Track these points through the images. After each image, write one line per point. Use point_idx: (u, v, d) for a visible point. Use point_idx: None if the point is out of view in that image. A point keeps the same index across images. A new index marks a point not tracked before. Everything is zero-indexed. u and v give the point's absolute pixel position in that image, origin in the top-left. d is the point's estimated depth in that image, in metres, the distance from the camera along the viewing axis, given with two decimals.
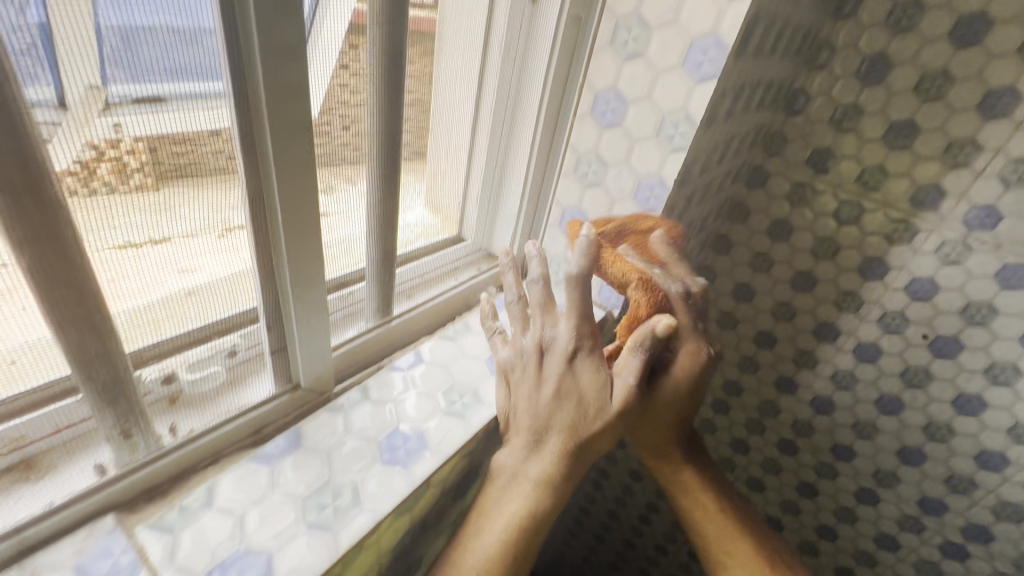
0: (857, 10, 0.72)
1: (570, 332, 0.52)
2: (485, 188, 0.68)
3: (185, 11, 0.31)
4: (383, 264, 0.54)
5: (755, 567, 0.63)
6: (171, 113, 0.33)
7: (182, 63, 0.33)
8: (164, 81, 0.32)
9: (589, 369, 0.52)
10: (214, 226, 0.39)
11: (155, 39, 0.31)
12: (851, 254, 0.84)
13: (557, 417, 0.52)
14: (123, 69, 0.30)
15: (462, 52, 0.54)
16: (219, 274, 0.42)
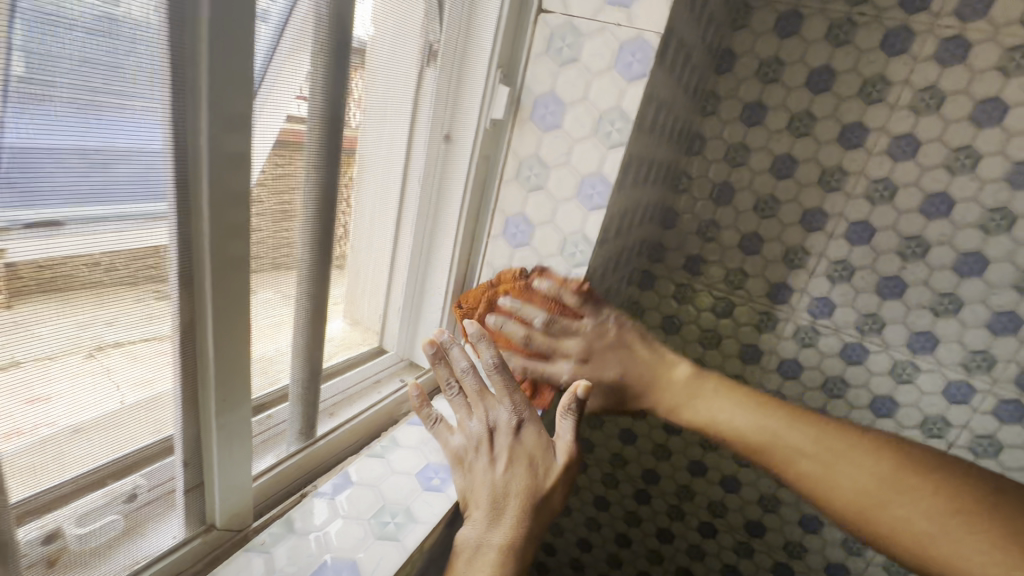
0: (703, 149, 0.91)
1: (508, 407, 0.57)
2: (407, 298, 0.71)
3: (91, 136, 0.31)
4: (309, 380, 0.54)
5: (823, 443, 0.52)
6: (72, 237, 0.32)
7: (92, 188, 0.32)
8: (76, 204, 0.31)
9: (531, 433, 0.56)
10: (97, 341, 0.35)
11: (67, 166, 0.31)
12: (731, 342, 0.97)
13: (513, 482, 0.53)
14: (20, 195, 0.29)
15: (386, 178, 0.60)
16: (132, 399, 0.39)
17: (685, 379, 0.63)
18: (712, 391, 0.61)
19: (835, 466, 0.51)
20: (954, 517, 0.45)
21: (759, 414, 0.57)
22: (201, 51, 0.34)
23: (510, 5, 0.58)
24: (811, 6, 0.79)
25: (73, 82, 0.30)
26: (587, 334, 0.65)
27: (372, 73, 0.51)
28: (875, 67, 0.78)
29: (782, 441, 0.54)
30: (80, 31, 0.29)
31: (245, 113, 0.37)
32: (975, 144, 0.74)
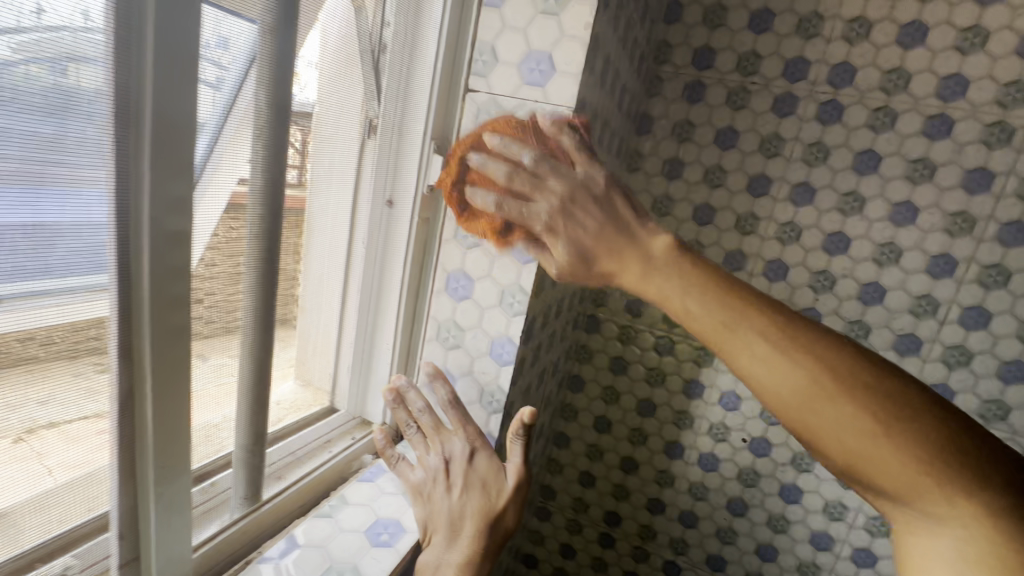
0: (632, 201, 1.00)
1: (462, 440, 0.62)
2: (356, 357, 0.73)
3: (34, 208, 0.33)
4: (253, 446, 0.54)
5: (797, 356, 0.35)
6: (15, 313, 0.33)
7: (37, 265, 0.34)
8: (16, 279, 0.33)
9: (484, 459, 0.61)
10: (22, 425, 0.35)
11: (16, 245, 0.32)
12: (675, 379, 1.02)
13: (468, 509, 0.59)
14: None
15: (330, 238, 0.62)
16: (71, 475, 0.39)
17: (664, 249, 0.42)
18: (667, 262, 0.41)
19: (782, 358, 0.35)
20: (895, 424, 0.32)
21: (729, 301, 0.37)
22: (145, 144, 0.37)
23: (440, 77, 0.64)
24: (711, 77, 0.91)
25: (23, 158, 0.32)
26: (562, 186, 0.51)
27: (318, 135, 0.56)
28: (770, 127, 0.89)
29: (742, 338, 0.36)
30: (29, 113, 0.32)
31: (183, 202, 0.40)
32: (860, 190, 0.85)
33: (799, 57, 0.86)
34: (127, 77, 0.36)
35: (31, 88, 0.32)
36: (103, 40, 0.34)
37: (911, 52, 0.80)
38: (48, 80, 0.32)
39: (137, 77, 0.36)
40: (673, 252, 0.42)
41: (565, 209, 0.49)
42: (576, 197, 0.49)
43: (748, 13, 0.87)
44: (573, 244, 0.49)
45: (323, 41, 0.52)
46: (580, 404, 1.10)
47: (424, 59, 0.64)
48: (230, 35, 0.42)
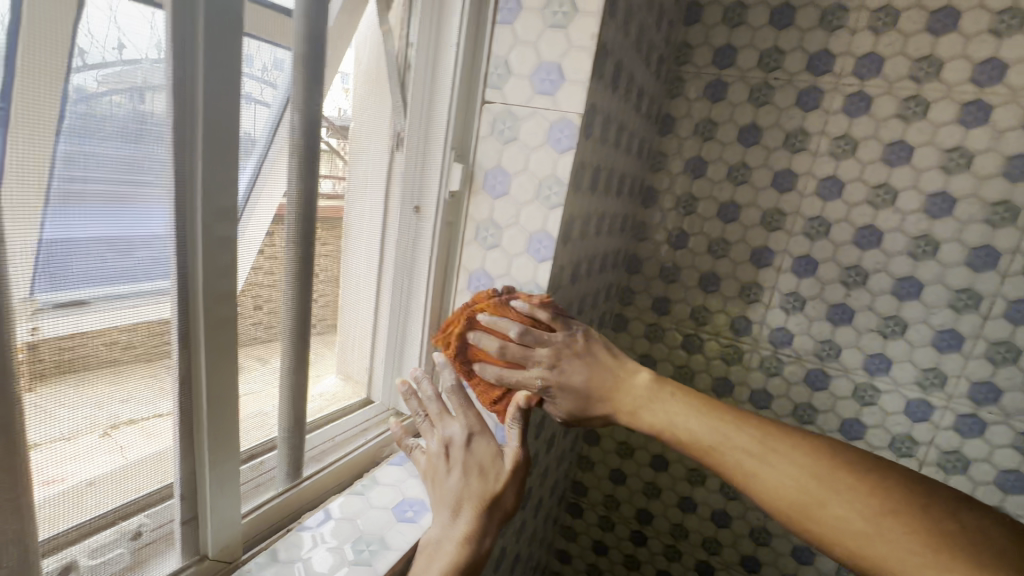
0: (656, 201, 1.01)
1: (461, 424, 0.62)
2: (388, 353, 0.79)
3: (119, 223, 0.40)
4: (293, 428, 0.59)
5: (801, 480, 0.44)
6: (98, 314, 0.40)
7: (117, 272, 0.40)
8: (103, 282, 0.39)
9: (482, 441, 0.62)
10: (103, 423, 0.42)
11: (98, 257, 0.39)
12: (704, 377, 1.02)
13: (468, 490, 0.59)
14: (55, 280, 0.37)
15: (365, 242, 0.68)
16: (150, 450, 0.46)
17: (645, 386, 0.55)
18: (657, 392, 0.54)
19: (778, 465, 0.45)
20: (887, 521, 0.40)
21: (711, 420, 0.50)
22: (197, 159, 0.43)
23: (458, 90, 0.69)
24: (732, 75, 0.91)
25: (109, 177, 0.39)
26: (556, 343, 0.59)
27: (352, 151, 0.62)
28: (795, 122, 0.88)
29: (729, 450, 0.47)
30: (101, 140, 0.38)
31: (230, 208, 0.45)
32: (892, 182, 0.83)
33: (823, 50, 0.85)
34: (185, 101, 0.42)
35: (116, 118, 0.38)
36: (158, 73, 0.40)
37: (942, 38, 0.78)
38: (129, 108, 0.39)
39: (190, 99, 0.42)
40: (659, 385, 0.54)
41: (558, 360, 0.58)
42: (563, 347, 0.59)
43: (768, 9, 0.87)
44: (568, 392, 0.58)
45: (351, 74, 0.59)
46: None
47: (444, 74, 0.69)
48: (273, 57, 0.48)
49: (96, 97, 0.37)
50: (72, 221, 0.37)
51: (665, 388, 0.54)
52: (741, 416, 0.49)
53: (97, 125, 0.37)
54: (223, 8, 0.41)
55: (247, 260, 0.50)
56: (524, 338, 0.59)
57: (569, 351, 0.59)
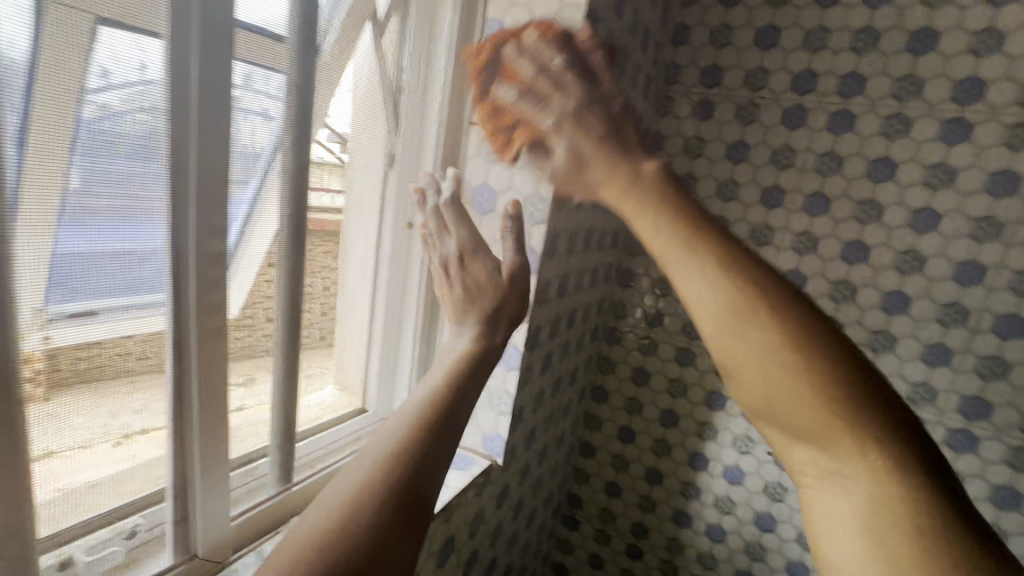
0: None
1: (458, 238, 0.63)
2: (383, 364, 0.82)
3: (128, 234, 0.43)
4: (284, 435, 0.62)
5: (740, 319, 0.34)
6: (106, 324, 0.43)
7: (127, 284, 0.43)
8: (112, 292, 0.42)
9: (478, 267, 0.62)
10: (115, 433, 0.46)
11: (110, 270, 0.42)
12: (697, 390, 1.03)
13: (484, 284, 0.61)
14: (70, 292, 0.40)
15: (360, 258, 0.72)
16: (152, 453, 0.49)
17: (652, 182, 0.38)
18: (650, 190, 0.38)
19: (721, 294, 0.35)
20: (813, 380, 0.33)
21: (682, 230, 0.36)
22: (191, 175, 0.45)
23: (448, 103, 0.73)
24: (720, 94, 0.94)
25: (120, 191, 0.42)
26: (580, 95, 0.46)
27: (351, 172, 0.65)
28: (781, 139, 0.90)
29: (680, 266, 0.36)
30: (106, 158, 0.40)
31: (220, 227, 0.48)
32: (877, 198, 0.84)
33: (807, 70, 0.87)
34: (181, 121, 0.44)
35: (132, 135, 0.42)
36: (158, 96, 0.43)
37: (923, 58, 0.79)
38: (146, 126, 0.42)
39: (184, 119, 0.44)
40: (660, 184, 0.38)
41: (576, 113, 0.45)
42: (600, 107, 0.46)
43: (754, 31, 0.90)
44: (574, 146, 0.43)
45: (353, 96, 0.63)
46: (605, 414, 1.12)
47: (435, 91, 0.73)
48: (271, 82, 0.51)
49: (100, 118, 0.40)
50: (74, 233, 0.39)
51: (665, 189, 0.38)
52: (716, 241, 0.36)
53: (99, 144, 0.40)
54: (215, 36, 0.44)
55: (247, 280, 0.53)
56: (559, 78, 0.49)
57: (597, 99, 0.46)
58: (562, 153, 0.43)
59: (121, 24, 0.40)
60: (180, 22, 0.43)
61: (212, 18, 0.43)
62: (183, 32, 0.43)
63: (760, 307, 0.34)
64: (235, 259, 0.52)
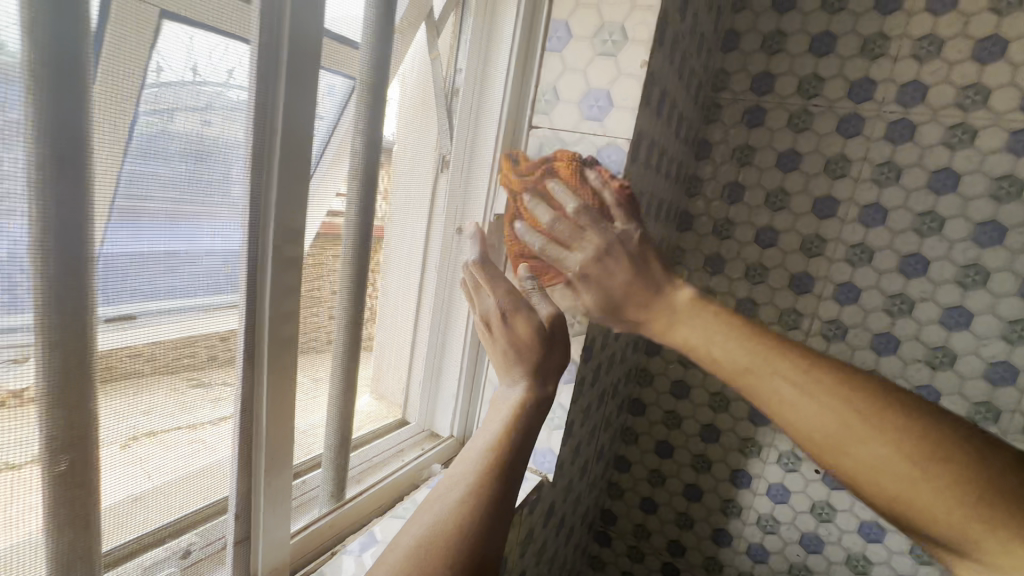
0: (692, 225, 1.00)
1: (496, 297, 0.55)
2: (426, 375, 0.79)
3: (181, 241, 0.38)
4: (339, 448, 0.59)
5: (834, 419, 0.35)
6: (141, 329, 0.37)
7: (166, 287, 0.38)
8: (163, 300, 0.38)
9: (523, 320, 0.54)
10: (122, 436, 0.37)
11: (151, 266, 0.36)
12: (740, 404, 0.99)
13: (528, 349, 0.53)
14: (109, 296, 0.34)
15: (405, 265, 0.69)
16: (198, 465, 0.43)
17: (687, 301, 0.42)
18: (691, 310, 0.41)
19: (817, 399, 0.36)
20: (929, 464, 0.33)
21: (754, 345, 0.38)
22: (271, 184, 0.43)
23: (507, 108, 0.71)
24: (771, 101, 0.92)
25: (166, 197, 0.36)
26: (601, 237, 0.47)
27: (397, 169, 0.62)
28: (835, 149, 0.88)
29: (767, 378, 0.37)
30: (167, 157, 0.36)
31: (297, 229, 0.45)
32: (938, 210, 0.82)
33: (865, 78, 0.85)
34: (258, 127, 0.41)
35: (168, 137, 0.36)
36: (233, 99, 0.39)
37: (989, 66, 0.77)
38: (174, 130, 0.36)
39: (265, 125, 0.42)
40: (698, 302, 0.41)
41: (599, 258, 0.46)
42: (615, 242, 0.46)
43: (808, 37, 0.88)
44: (603, 294, 0.45)
45: (402, 90, 0.60)
46: (642, 428, 1.09)
47: (493, 95, 0.70)
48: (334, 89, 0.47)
49: (165, 115, 0.35)
50: (129, 237, 0.35)
51: (710, 305, 0.41)
52: (780, 342, 0.38)
53: (161, 143, 0.36)
54: (305, 42, 0.42)
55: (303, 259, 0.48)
56: (577, 219, 0.50)
57: (617, 241, 0.46)
58: (592, 300, 0.47)
59: (196, 18, 0.36)
60: (271, 28, 0.40)
61: (303, 25, 0.41)
62: (272, 36, 0.41)
63: (849, 400, 0.35)
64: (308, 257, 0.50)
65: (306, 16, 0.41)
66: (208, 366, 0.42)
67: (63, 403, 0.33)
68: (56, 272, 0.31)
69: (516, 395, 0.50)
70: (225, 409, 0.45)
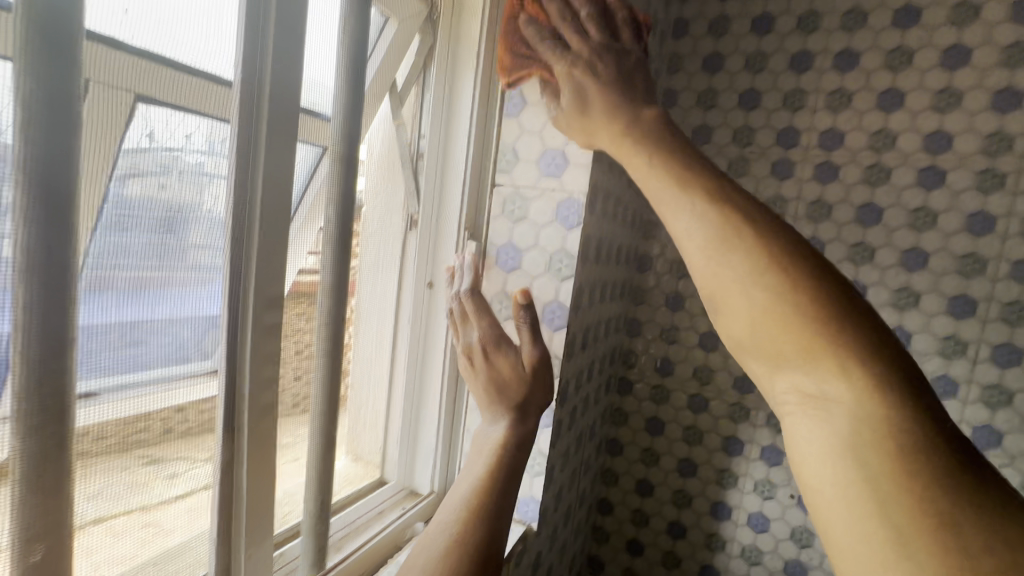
0: (651, 266, 1.06)
1: (481, 328, 0.57)
2: (403, 431, 0.79)
3: (164, 307, 0.39)
4: (319, 513, 0.57)
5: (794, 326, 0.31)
6: (108, 405, 0.37)
7: (127, 360, 0.37)
8: (144, 370, 0.38)
9: (504, 358, 0.56)
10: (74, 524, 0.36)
11: (109, 338, 0.36)
12: (712, 436, 1.02)
13: (510, 391, 0.55)
14: (90, 369, 0.35)
15: (376, 325, 0.71)
16: (159, 549, 0.42)
17: (705, 196, 0.36)
18: (709, 191, 0.36)
19: (765, 291, 0.32)
20: (882, 399, 0.29)
21: (725, 235, 0.34)
22: (252, 246, 0.44)
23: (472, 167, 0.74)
24: (711, 150, 1.00)
25: (144, 263, 0.38)
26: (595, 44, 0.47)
27: (366, 228, 0.65)
28: (772, 190, 0.96)
29: (728, 276, 0.34)
30: (140, 227, 0.37)
31: (275, 298, 0.46)
32: (867, 240, 0.90)
33: (790, 127, 0.94)
34: (235, 195, 0.43)
35: (151, 206, 0.38)
36: (203, 172, 0.41)
37: (893, 115, 0.88)
38: (155, 201, 0.38)
39: (246, 193, 0.43)
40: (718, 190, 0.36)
41: (591, 61, 0.46)
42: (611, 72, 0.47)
43: (737, 93, 0.98)
44: (577, 88, 0.46)
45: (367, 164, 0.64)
46: (621, 467, 1.10)
47: (456, 157, 0.74)
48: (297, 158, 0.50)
49: (135, 185, 0.37)
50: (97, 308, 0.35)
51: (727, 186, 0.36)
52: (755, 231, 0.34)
53: (125, 211, 0.36)
54: (281, 122, 0.44)
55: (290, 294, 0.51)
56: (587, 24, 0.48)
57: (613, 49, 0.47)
58: (569, 94, 0.46)
59: (168, 100, 0.38)
60: (249, 108, 0.43)
61: (282, 110, 0.44)
62: (252, 120, 0.43)
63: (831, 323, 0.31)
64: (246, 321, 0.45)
65: (284, 97, 0.44)
66: (141, 442, 0.39)
67: (39, 486, 0.32)
68: (35, 353, 0.31)
69: (498, 433, 0.53)
70: (178, 488, 0.42)
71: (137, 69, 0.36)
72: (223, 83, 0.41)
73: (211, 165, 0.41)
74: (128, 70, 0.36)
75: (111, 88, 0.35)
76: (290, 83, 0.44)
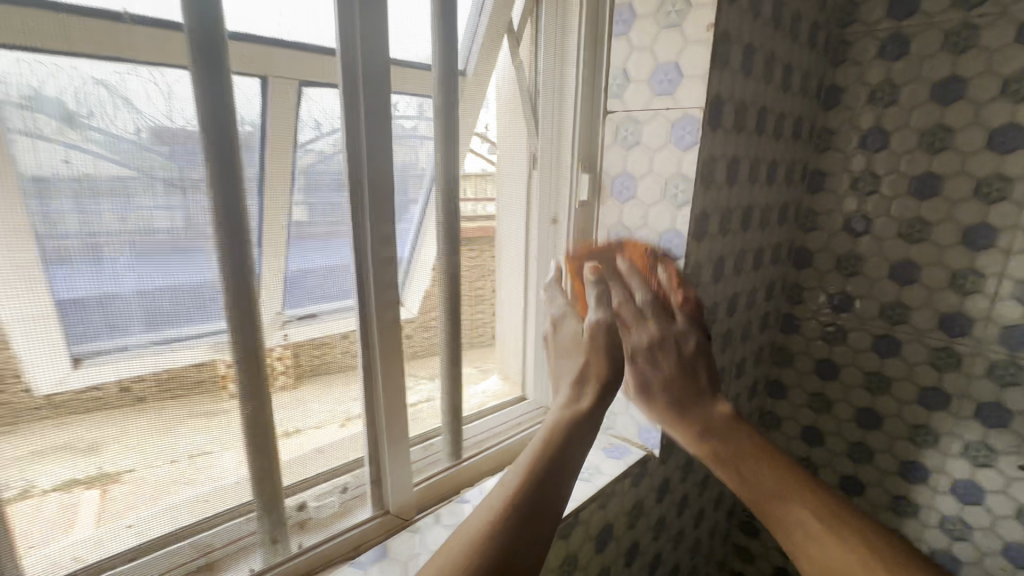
0: (827, 186, 0.90)
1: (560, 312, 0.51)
2: (535, 356, 0.87)
3: (335, 247, 0.53)
4: (452, 417, 0.70)
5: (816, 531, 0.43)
6: (331, 323, 0.54)
7: (336, 292, 0.54)
8: (339, 298, 0.54)
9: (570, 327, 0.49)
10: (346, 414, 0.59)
11: (323, 274, 0.53)
12: (904, 385, 0.86)
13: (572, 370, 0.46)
14: (297, 298, 0.51)
15: (513, 263, 0.76)
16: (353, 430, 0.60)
17: (725, 418, 0.51)
18: (727, 425, 0.50)
19: (787, 505, 0.45)
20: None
21: (763, 463, 0.48)
22: (363, 192, 0.54)
23: (582, 92, 0.72)
24: (917, 25, 0.77)
25: (330, 217, 0.52)
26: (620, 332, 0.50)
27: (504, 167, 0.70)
28: (1015, 64, 0.70)
29: (774, 503, 0.46)
30: (331, 188, 0.51)
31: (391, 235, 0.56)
32: None
33: None
34: (348, 151, 0.52)
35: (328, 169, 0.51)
36: (321, 141, 0.50)
37: None
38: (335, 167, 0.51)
39: (354, 146, 0.52)
40: (733, 419, 0.51)
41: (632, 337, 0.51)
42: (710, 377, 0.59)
43: None
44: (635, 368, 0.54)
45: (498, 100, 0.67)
46: (784, 412, 1.03)
47: (569, 85, 0.72)
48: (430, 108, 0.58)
49: (314, 156, 0.49)
50: (268, 251, 0.48)
51: (739, 427, 0.50)
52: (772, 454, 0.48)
53: (284, 174, 0.48)
54: (374, 75, 0.51)
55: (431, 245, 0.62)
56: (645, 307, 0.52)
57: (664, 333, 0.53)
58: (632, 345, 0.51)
59: (287, 76, 0.47)
60: (348, 69, 0.51)
61: (371, 65, 0.51)
62: (351, 83, 0.51)
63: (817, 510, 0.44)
64: (414, 260, 0.61)
65: (373, 54, 0.51)
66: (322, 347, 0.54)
67: (248, 368, 0.48)
68: (231, 285, 0.46)
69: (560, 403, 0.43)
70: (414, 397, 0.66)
71: (294, 60, 0.47)
72: (327, 52, 0.50)
73: (325, 135, 0.50)
74: (290, 63, 0.47)
75: (283, 80, 0.47)
76: (376, 43, 0.51)
